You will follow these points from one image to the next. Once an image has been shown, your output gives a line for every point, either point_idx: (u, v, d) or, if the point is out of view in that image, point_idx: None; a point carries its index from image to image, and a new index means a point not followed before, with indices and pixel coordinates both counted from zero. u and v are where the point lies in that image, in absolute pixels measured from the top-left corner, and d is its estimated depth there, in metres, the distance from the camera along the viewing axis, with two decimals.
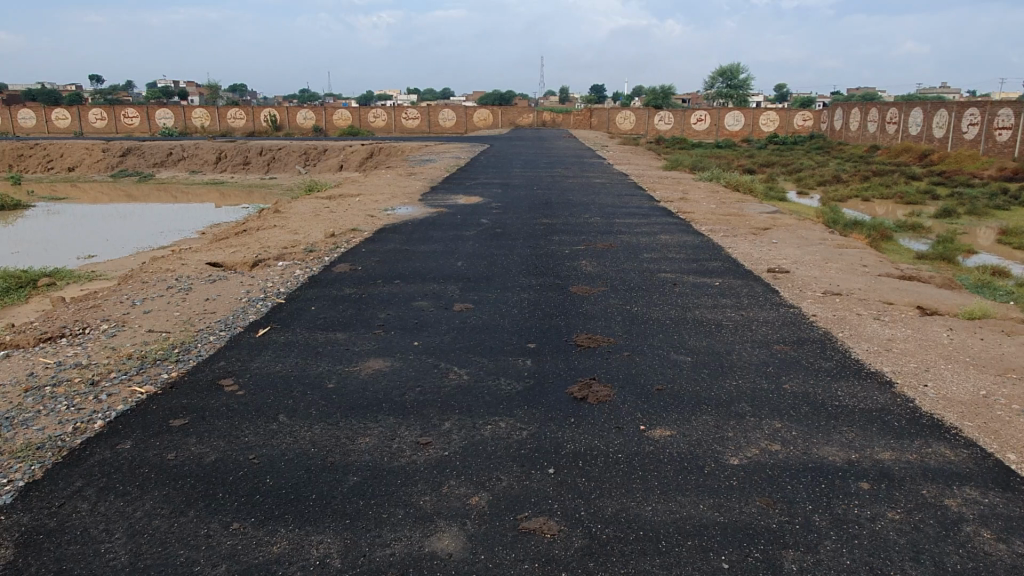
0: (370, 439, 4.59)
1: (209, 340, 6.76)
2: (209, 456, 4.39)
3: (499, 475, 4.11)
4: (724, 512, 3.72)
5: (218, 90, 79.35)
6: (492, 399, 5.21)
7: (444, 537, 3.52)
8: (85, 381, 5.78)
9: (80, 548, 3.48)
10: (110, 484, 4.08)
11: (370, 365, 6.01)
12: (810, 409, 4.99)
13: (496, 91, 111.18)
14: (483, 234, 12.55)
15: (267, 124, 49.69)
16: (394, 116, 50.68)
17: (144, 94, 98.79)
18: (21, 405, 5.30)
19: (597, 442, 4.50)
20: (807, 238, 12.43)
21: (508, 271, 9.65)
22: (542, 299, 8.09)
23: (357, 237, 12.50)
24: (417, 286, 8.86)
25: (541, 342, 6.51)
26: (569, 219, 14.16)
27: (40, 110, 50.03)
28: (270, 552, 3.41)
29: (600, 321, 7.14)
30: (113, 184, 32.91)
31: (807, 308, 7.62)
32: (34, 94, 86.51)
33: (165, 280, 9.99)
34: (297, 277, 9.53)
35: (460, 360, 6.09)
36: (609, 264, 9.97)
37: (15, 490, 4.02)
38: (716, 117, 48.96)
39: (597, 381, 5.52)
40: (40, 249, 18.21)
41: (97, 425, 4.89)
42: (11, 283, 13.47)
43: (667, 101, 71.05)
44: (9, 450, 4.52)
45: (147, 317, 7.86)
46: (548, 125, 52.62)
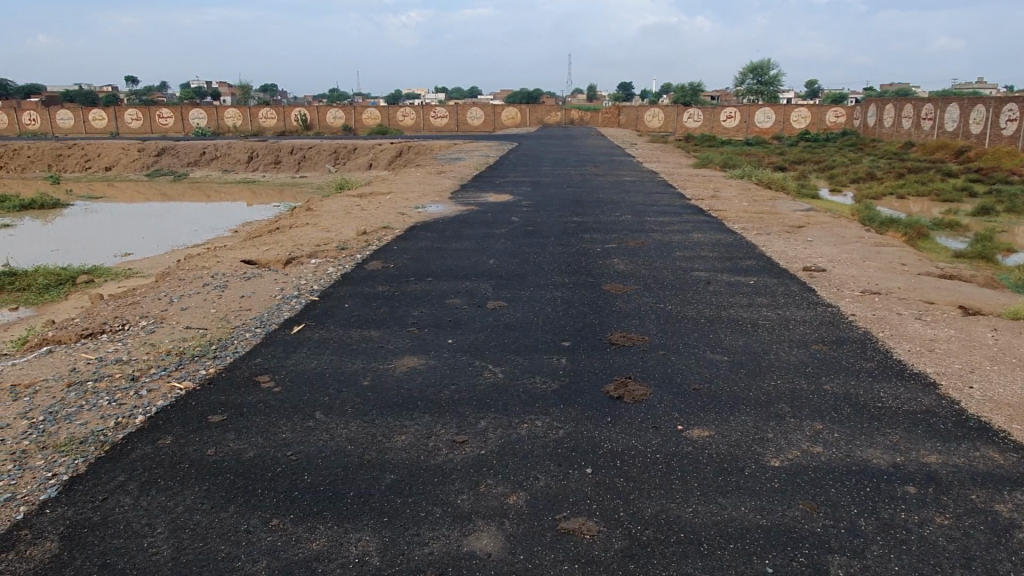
0: (407, 436, 4.60)
1: (245, 337, 6.84)
2: (248, 453, 4.42)
3: (536, 474, 4.08)
4: (766, 515, 3.65)
5: (249, 92, 80.35)
6: (527, 398, 5.19)
7: (482, 537, 3.50)
8: (124, 377, 5.88)
9: (124, 541, 3.52)
10: (152, 479, 4.13)
11: (405, 362, 6.04)
12: (853, 411, 4.88)
13: (524, 90, 111.19)
14: (515, 233, 12.52)
15: (298, 123, 50.21)
16: (423, 115, 50.89)
17: (178, 93, 100.56)
18: (64, 400, 5.40)
19: (635, 441, 4.46)
20: (843, 236, 12.21)
21: (540, 269, 9.62)
22: (575, 297, 8.05)
23: (389, 234, 12.55)
24: (450, 284, 8.87)
25: (575, 341, 6.47)
26: (599, 217, 14.10)
27: (79, 111, 51.09)
28: (310, 549, 3.42)
29: (634, 320, 7.08)
30: (149, 184, 33.52)
31: (845, 307, 7.47)
32: (72, 95, 88.66)
33: (201, 278, 10.13)
34: (330, 275, 9.58)
35: (495, 358, 6.09)
36: (641, 262, 9.92)
37: (60, 484, 4.10)
38: (747, 115, 48.23)
39: (633, 380, 5.47)
40: (80, 246, 18.59)
41: (138, 421, 4.96)
42: (52, 281, 13.78)
43: (697, 98, 70.33)
44: (54, 445, 4.61)
45: (185, 314, 7.96)
46: (576, 123, 52.62)
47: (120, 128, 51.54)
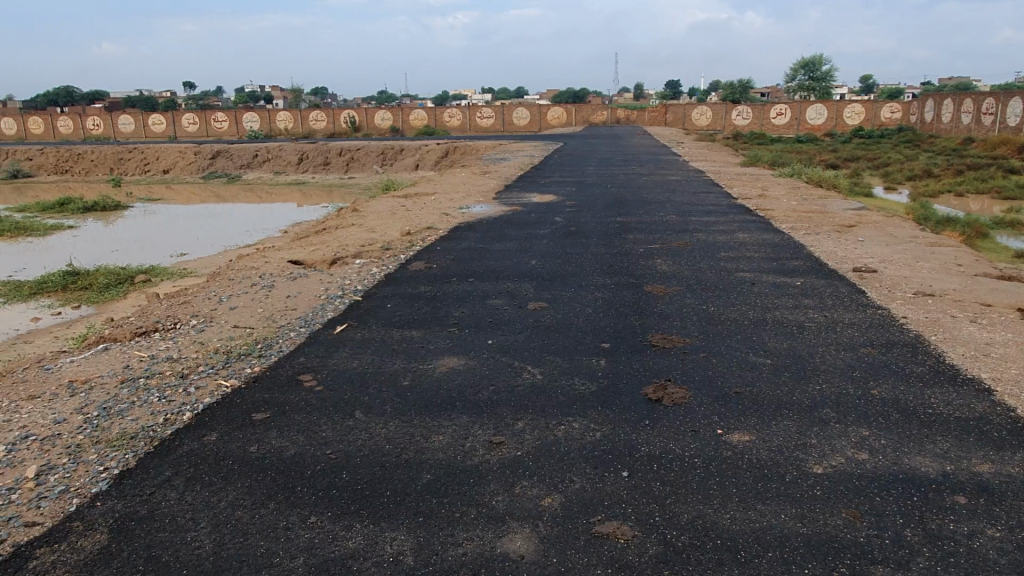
0: (444, 437, 4.62)
1: (290, 336, 6.97)
2: (289, 450, 4.51)
3: (571, 477, 4.07)
4: (807, 523, 3.57)
5: (300, 94, 81.97)
6: (565, 399, 5.17)
7: (516, 539, 3.50)
8: (174, 374, 6.06)
9: (169, 535, 3.63)
10: (197, 475, 4.25)
11: (444, 362, 6.08)
12: (901, 417, 4.73)
13: (570, 89, 110.86)
14: (558, 233, 12.49)
15: (347, 125, 50.99)
16: (469, 116, 51.13)
17: (232, 97, 103.25)
18: (118, 397, 5.60)
19: (673, 445, 4.41)
20: (896, 235, 11.86)
21: (582, 270, 9.57)
22: (616, 298, 7.99)
23: (433, 235, 12.65)
24: (492, 285, 8.90)
25: (615, 342, 6.42)
26: (643, 218, 13.96)
27: (139, 116, 52.85)
28: (346, 547, 3.47)
29: (676, 321, 7.00)
30: (205, 186, 34.48)
31: (896, 309, 7.25)
32: (134, 101, 91.82)
33: (249, 278, 10.38)
34: (374, 275, 9.69)
35: (534, 359, 6.08)
36: (684, 263, 9.78)
37: (111, 478, 4.24)
38: (798, 112, 47.46)
39: (673, 383, 5.40)
40: (138, 247, 19.24)
41: (185, 417, 5.10)
42: (112, 280, 14.29)
43: (746, 95, 69.07)
44: (106, 439, 4.78)
45: (234, 313, 8.16)
46: (622, 122, 52.23)
47: (177, 132, 53.15)
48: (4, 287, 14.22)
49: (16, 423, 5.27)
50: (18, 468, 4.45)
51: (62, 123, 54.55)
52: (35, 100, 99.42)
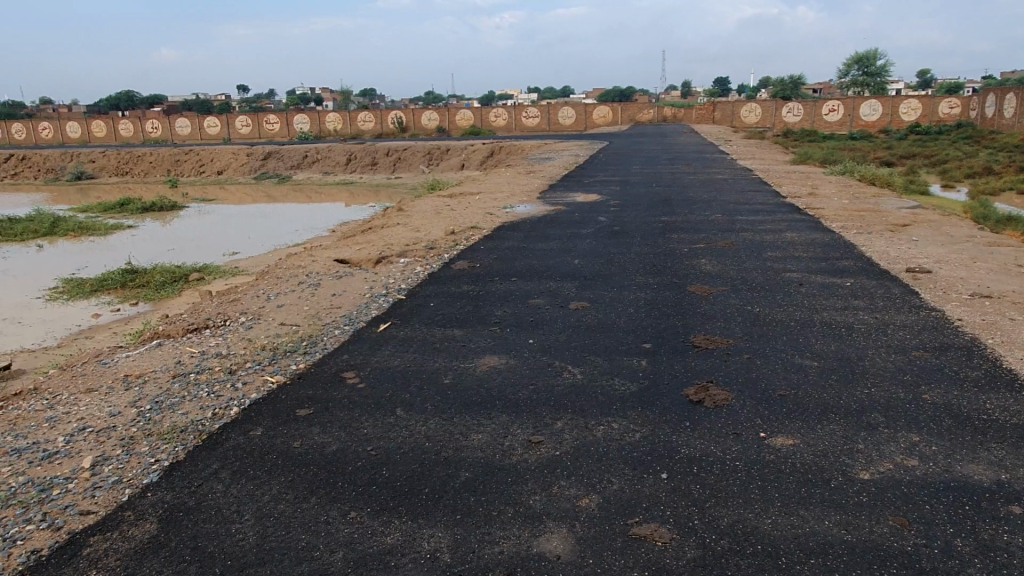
0: (483, 436, 4.65)
1: (335, 334, 7.09)
2: (331, 446, 4.58)
3: (609, 478, 4.04)
4: (852, 530, 3.47)
5: (350, 96, 83.27)
6: (604, 400, 5.14)
7: (552, 538, 3.49)
8: (223, 370, 6.22)
9: (214, 526, 3.72)
10: (243, 468, 4.35)
11: (485, 361, 6.10)
12: (953, 423, 4.57)
13: (616, 87, 110.08)
14: (601, 233, 12.43)
15: (395, 125, 51.58)
16: (514, 115, 51.18)
17: (284, 99, 105.53)
18: (169, 391, 5.78)
19: (714, 448, 4.35)
20: (952, 235, 11.47)
21: (624, 270, 9.51)
22: (659, 298, 7.90)
23: (477, 234, 12.72)
24: (534, 284, 8.91)
25: (657, 342, 6.36)
26: (688, 217, 13.80)
27: (195, 118, 54.38)
28: (385, 542, 3.51)
29: (720, 322, 6.90)
30: (257, 186, 35.31)
31: (951, 311, 7.01)
32: (190, 104, 94.61)
33: (297, 276, 10.59)
34: (418, 274, 9.79)
35: (574, 359, 6.06)
36: (730, 263, 9.63)
37: (161, 469, 4.38)
38: (851, 108, 45.68)
39: (714, 384, 5.32)
40: (192, 246, 19.82)
41: (232, 411, 5.24)
42: (167, 278, 14.75)
43: (797, 92, 67.58)
44: (158, 432, 4.94)
45: (281, 311, 8.34)
46: (669, 120, 51.67)
47: (231, 134, 54.54)
48: (67, 285, 14.80)
49: (74, 415, 5.49)
50: (75, 458, 4.63)
51: (123, 126, 56.49)
52: (98, 104, 103.09)
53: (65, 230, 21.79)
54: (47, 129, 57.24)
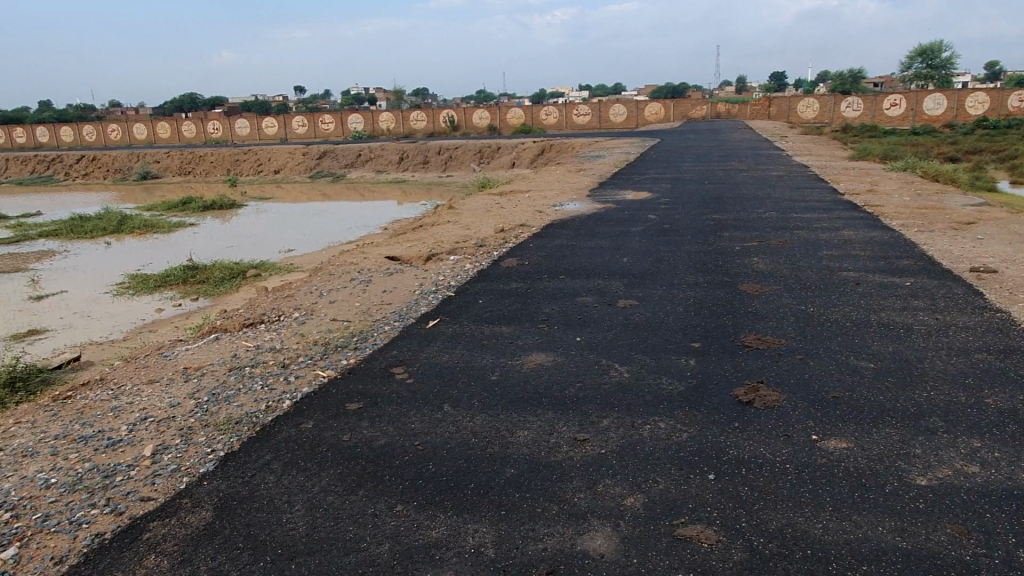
0: (528, 433, 4.66)
1: (384, 330, 7.19)
2: (379, 440, 4.66)
3: (655, 477, 4.01)
4: (907, 537, 3.37)
5: (403, 96, 84.23)
6: (652, 399, 5.10)
7: (596, 537, 3.48)
8: (277, 364, 6.38)
9: (266, 515, 3.82)
10: (294, 460, 4.46)
11: (532, 358, 6.11)
12: (1019, 429, 4.38)
13: (669, 82, 108.72)
14: (651, 230, 12.30)
15: (446, 124, 51.98)
16: (565, 113, 51.02)
17: (339, 100, 107.50)
18: (225, 383, 5.96)
19: (764, 450, 4.27)
20: (1021, 233, 10.98)
21: (674, 268, 9.39)
22: (709, 297, 7.78)
23: (526, 232, 12.74)
24: (582, 282, 8.88)
25: (706, 342, 6.28)
26: (741, 214, 13.55)
27: (254, 119, 55.79)
28: (430, 536, 3.56)
29: (772, 322, 6.76)
30: (311, 185, 36.06)
31: (1018, 313, 6.72)
32: (249, 105, 97.15)
33: (348, 273, 10.78)
34: (467, 272, 9.86)
35: (622, 357, 6.02)
36: (783, 262, 9.43)
37: (216, 459, 4.52)
38: (914, 102, 44.00)
39: (765, 385, 5.22)
40: (250, 243, 20.35)
41: (284, 404, 5.37)
42: (226, 274, 15.19)
43: (857, 86, 65.63)
44: (214, 423, 5.10)
45: (333, 307, 8.51)
46: (723, 116, 50.81)
47: (287, 134, 55.79)
48: (133, 280, 15.37)
49: (136, 405, 5.70)
50: (137, 447, 4.81)
51: (186, 128, 58.33)
52: (163, 106, 106.58)
53: (131, 228, 22.63)
54: (115, 130, 59.48)
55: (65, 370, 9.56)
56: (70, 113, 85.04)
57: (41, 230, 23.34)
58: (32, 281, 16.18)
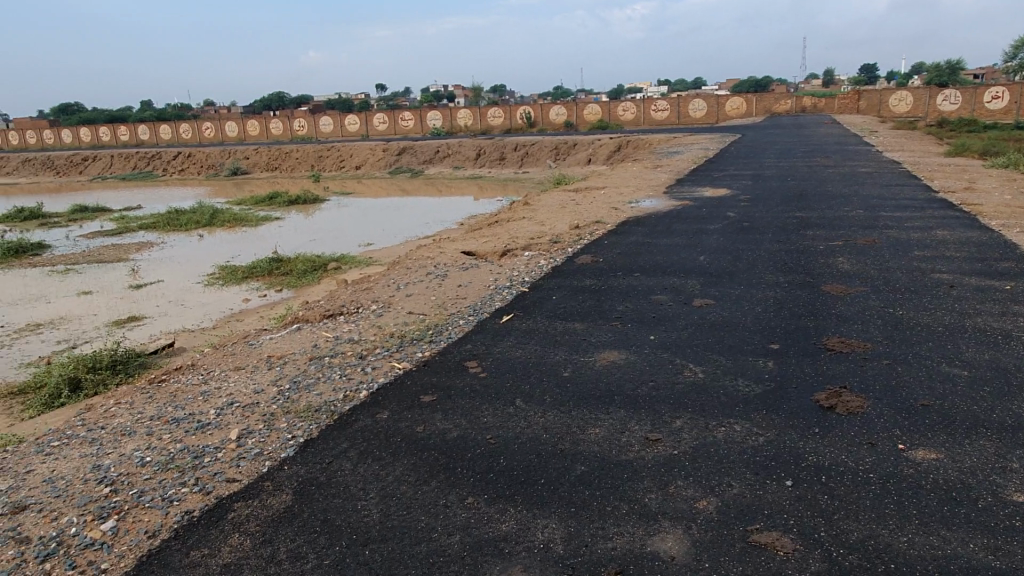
0: (600, 431, 4.63)
1: (459, 324, 7.29)
2: (452, 432, 4.73)
3: (729, 481, 3.92)
4: (1001, 557, 3.18)
5: (480, 94, 84.74)
6: (727, 400, 4.99)
7: (667, 539, 3.43)
8: (354, 354, 6.56)
9: (342, 502, 3.94)
10: (369, 449, 4.58)
11: (604, 356, 6.07)
12: None
13: (752, 78, 105.66)
14: (730, 228, 12.01)
15: (523, 121, 52.07)
16: (643, 108, 50.22)
17: (419, 97, 109.44)
18: (306, 372, 6.17)
19: (845, 458, 4.11)
20: None
21: (753, 267, 9.14)
22: (790, 298, 7.54)
23: (601, 229, 12.65)
24: (657, 280, 8.76)
25: (786, 344, 6.09)
26: (826, 212, 13.04)
27: (337, 116, 57.38)
28: (499, 529, 3.59)
29: (856, 324, 6.50)
30: (391, 180, 36.84)
31: None
32: (333, 103, 100.11)
33: (425, 267, 10.98)
34: (541, 268, 9.87)
35: (696, 357, 5.90)
36: (870, 262, 9.02)
37: (296, 445, 4.70)
38: (1019, 94, 40.56)
39: (848, 391, 5.02)
40: (332, 237, 20.96)
41: (361, 395, 5.51)
42: (308, 266, 15.70)
43: (955, 78, 62.04)
44: (295, 410, 5.29)
45: (409, 300, 8.68)
46: (809, 111, 49.04)
47: (369, 131, 57.13)
48: (222, 271, 16.10)
49: (224, 390, 5.98)
50: (224, 430, 5.04)
51: (273, 125, 60.53)
52: (253, 105, 110.85)
53: (221, 221, 23.69)
54: (209, 128, 62.27)
55: (160, 355, 10.11)
56: (167, 113, 89.51)
57: (141, 223, 24.69)
58: (132, 270, 17.16)
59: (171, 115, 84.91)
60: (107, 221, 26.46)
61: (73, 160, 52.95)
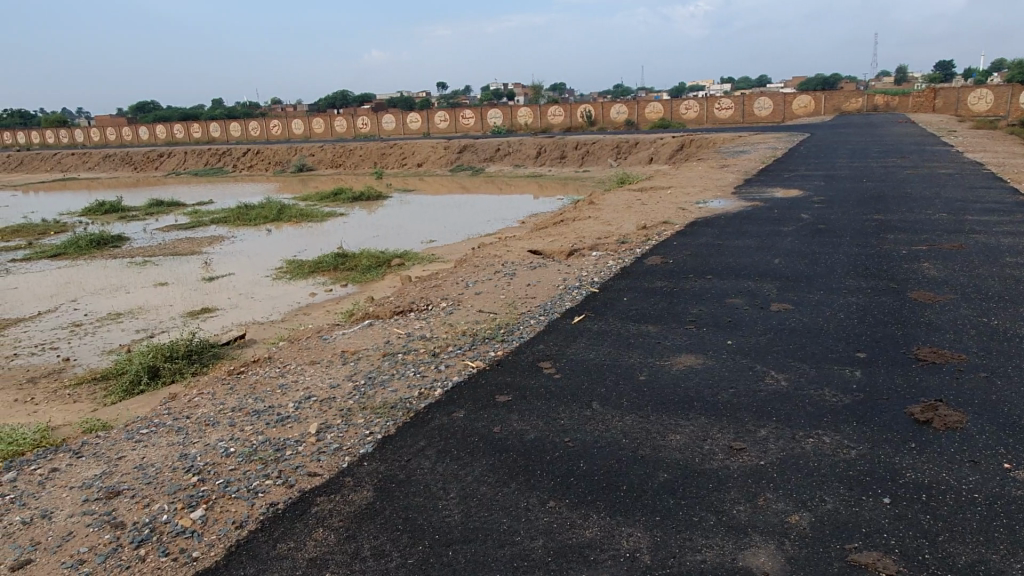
0: (681, 437, 4.51)
1: (531, 323, 7.25)
2: (529, 434, 4.69)
3: (822, 496, 3.76)
4: None
5: (541, 94, 84.45)
6: (814, 410, 4.81)
7: (760, 554, 3.31)
8: (428, 352, 6.58)
9: (423, 501, 3.94)
10: (447, 448, 4.57)
11: (681, 360, 5.93)
12: None
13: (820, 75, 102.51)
14: (805, 230, 11.65)
15: (584, 120, 51.49)
16: (707, 107, 49.02)
17: (479, 95, 110.12)
18: (380, 368, 6.22)
19: (947, 475, 3.90)
20: None
21: (832, 271, 8.82)
22: (874, 304, 7.23)
23: (669, 229, 12.44)
24: (731, 283, 8.55)
25: (873, 352, 5.84)
26: (906, 215, 12.54)
27: (400, 115, 58.13)
28: (584, 535, 3.53)
29: (948, 334, 6.19)
30: (453, 178, 37.13)
31: None
32: (394, 101, 101.64)
33: (492, 265, 10.98)
34: (611, 268, 9.75)
35: (779, 364, 5.72)
36: (958, 268, 8.62)
37: (373, 442, 4.72)
38: None
39: (945, 404, 4.77)
40: (395, 233, 21.17)
41: (436, 393, 5.52)
42: (373, 262, 15.93)
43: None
44: (372, 406, 5.33)
45: (479, 298, 8.68)
46: (881, 109, 47.25)
47: (430, 129, 57.73)
48: (290, 266, 16.45)
49: (301, 384, 6.07)
50: (303, 424, 5.12)
51: (338, 123, 61.70)
52: (318, 104, 113.35)
53: (288, 217, 24.26)
54: (277, 125, 63.88)
55: (233, 346, 10.40)
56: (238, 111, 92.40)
57: (212, 217, 25.49)
58: (204, 263, 17.69)
59: (241, 114, 87.69)
60: (181, 215, 27.40)
61: (150, 155, 55.21)
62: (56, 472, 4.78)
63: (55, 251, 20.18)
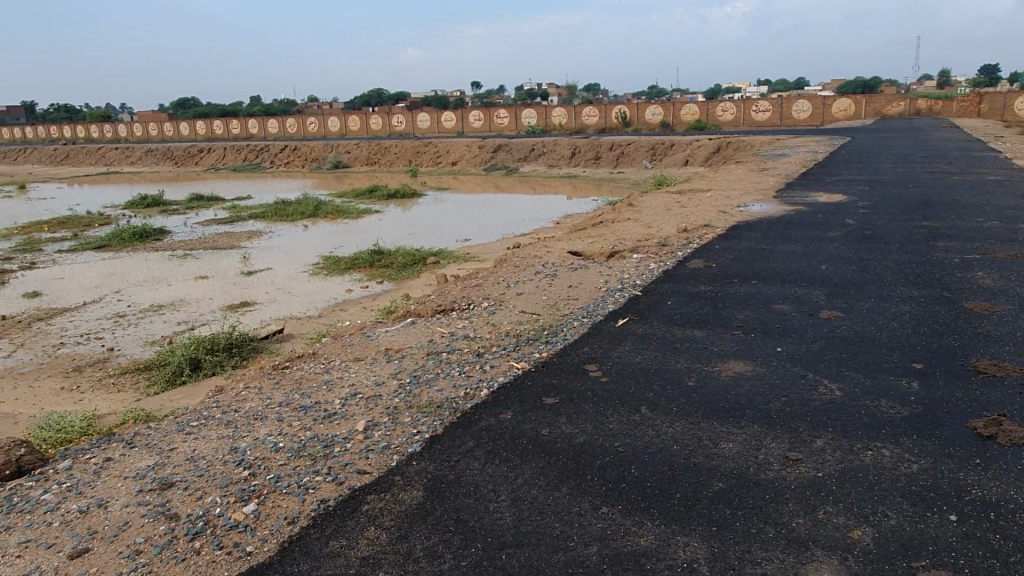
0: (734, 446, 4.42)
1: (574, 325, 7.19)
2: (578, 437, 4.63)
3: (885, 511, 3.65)
4: None
5: (575, 94, 84.10)
6: (871, 422, 4.67)
7: (822, 569, 3.23)
8: (472, 352, 6.56)
9: (473, 502, 3.92)
10: (496, 449, 4.54)
11: (730, 366, 5.82)
12: None
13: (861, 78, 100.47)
14: (850, 236, 11.39)
15: (619, 120, 51.23)
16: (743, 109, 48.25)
17: (513, 93, 110.12)
18: (425, 367, 6.22)
19: (1016, 494, 3.75)
20: None
21: (881, 279, 8.60)
22: (928, 314, 7.03)
23: (711, 232, 12.27)
24: (777, 288, 8.39)
25: (930, 363, 5.68)
26: (956, 222, 12.18)
27: (434, 113, 58.31)
28: (639, 543, 3.47)
29: (1008, 347, 5.97)
30: (487, 177, 37.15)
31: None
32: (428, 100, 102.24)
33: (532, 265, 10.94)
34: (652, 270, 9.65)
35: (831, 373, 5.58)
36: (1015, 278, 8.33)
37: (422, 441, 4.71)
38: None
39: (1008, 419, 4.60)
40: (430, 231, 21.22)
41: (482, 393, 5.49)
42: (409, 260, 15.99)
43: None
44: (417, 405, 5.32)
45: (521, 298, 8.65)
46: (925, 114, 46.11)
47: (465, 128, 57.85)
48: (327, 262, 16.57)
49: (347, 381, 6.10)
50: (350, 421, 5.13)
51: (373, 121, 62.12)
52: (354, 101, 114.46)
53: (324, 213, 24.47)
54: (314, 122, 64.56)
55: (273, 340, 10.51)
56: (276, 108, 93.59)
57: (251, 212, 25.84)
58: (243, 258, 17.92)
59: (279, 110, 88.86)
60: (220, 209, 27.81)
61: (190, 150, 56.24)
62: (111, 461, 4.85)
63: (99, 243, 20.63)
